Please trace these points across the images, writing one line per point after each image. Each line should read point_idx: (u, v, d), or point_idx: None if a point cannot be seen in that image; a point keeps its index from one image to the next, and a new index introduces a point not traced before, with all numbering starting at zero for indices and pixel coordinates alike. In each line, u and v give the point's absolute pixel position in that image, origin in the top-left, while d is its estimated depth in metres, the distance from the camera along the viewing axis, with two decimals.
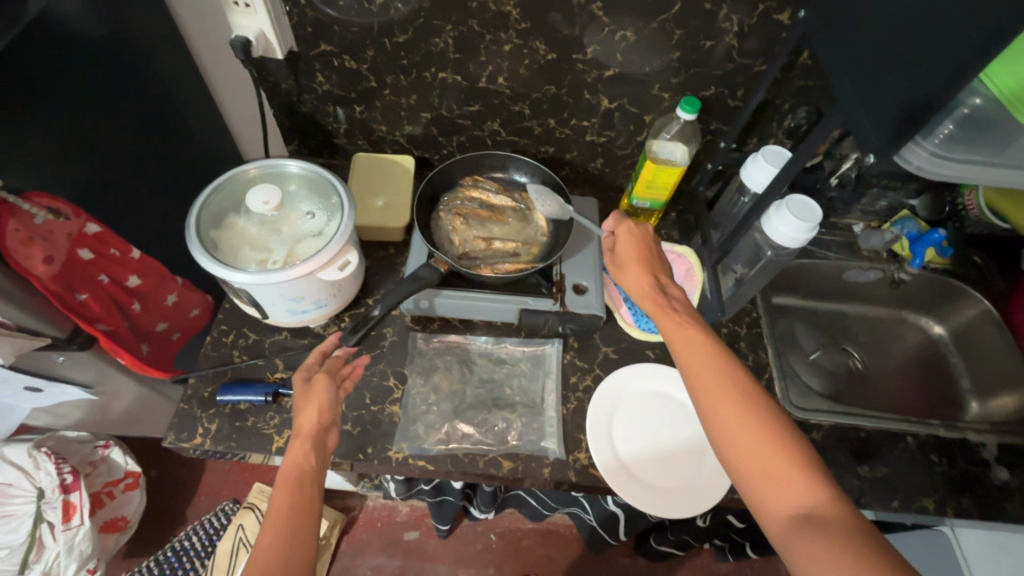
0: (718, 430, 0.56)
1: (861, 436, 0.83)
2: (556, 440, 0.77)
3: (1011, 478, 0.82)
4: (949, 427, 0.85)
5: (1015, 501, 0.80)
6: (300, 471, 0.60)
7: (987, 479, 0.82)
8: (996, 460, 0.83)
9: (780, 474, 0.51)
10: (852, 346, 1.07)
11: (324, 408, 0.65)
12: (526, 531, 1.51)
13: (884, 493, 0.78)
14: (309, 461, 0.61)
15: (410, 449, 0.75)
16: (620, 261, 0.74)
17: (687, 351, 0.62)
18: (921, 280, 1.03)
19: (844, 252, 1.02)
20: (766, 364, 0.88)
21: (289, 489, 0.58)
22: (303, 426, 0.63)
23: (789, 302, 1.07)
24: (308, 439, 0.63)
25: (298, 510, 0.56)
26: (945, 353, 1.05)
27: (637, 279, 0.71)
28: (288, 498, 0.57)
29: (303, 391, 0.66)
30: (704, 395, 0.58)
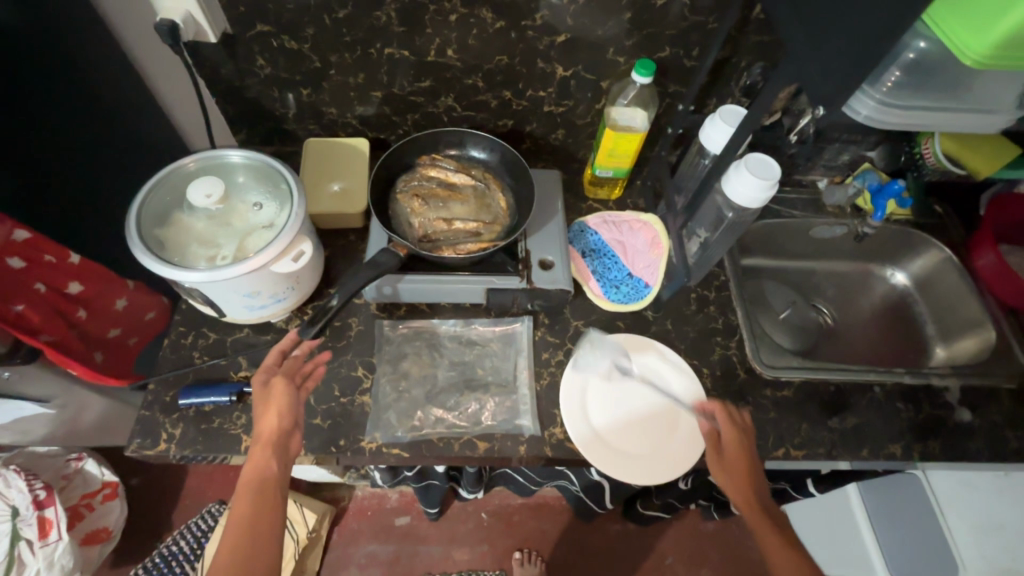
0: None
1: (830, 390, 0.84)
2: (531, 416, 0.77)
3: (974, 418, 0.85)
4: (914, 374, 0.86)
5: (977, 439, 0.83)
6: (262, 478, 0.59)
7: (951, 420, 0.84)
8: (959, 402, 0.86)
9: None
10: (822, 302, 1.09)
11: (284, 413, 0.64)
12: (516, 507, 1.53)
13: (854, 443, 0.80)
14: (270, 471, 0.60)
15: (383, 437, 0.74)
16: (724, 465, 0.72)
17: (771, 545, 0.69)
18: (885, 231, 1.04)
19: (809, 209, 1.02)
20: (736, 326, 0.88)
21: (251, 499, 0.58)
22: (262, 433, 0.62)
23: (757, 263, 1.08)
24: (269, 445, 0.61)
25: (259, 520, 0.57)
26: (909, 301, 1.07)
27: (736, 492, 0.71)
28: (249, 507, 0.57)
29: (263, 394, 0.65)
30: None
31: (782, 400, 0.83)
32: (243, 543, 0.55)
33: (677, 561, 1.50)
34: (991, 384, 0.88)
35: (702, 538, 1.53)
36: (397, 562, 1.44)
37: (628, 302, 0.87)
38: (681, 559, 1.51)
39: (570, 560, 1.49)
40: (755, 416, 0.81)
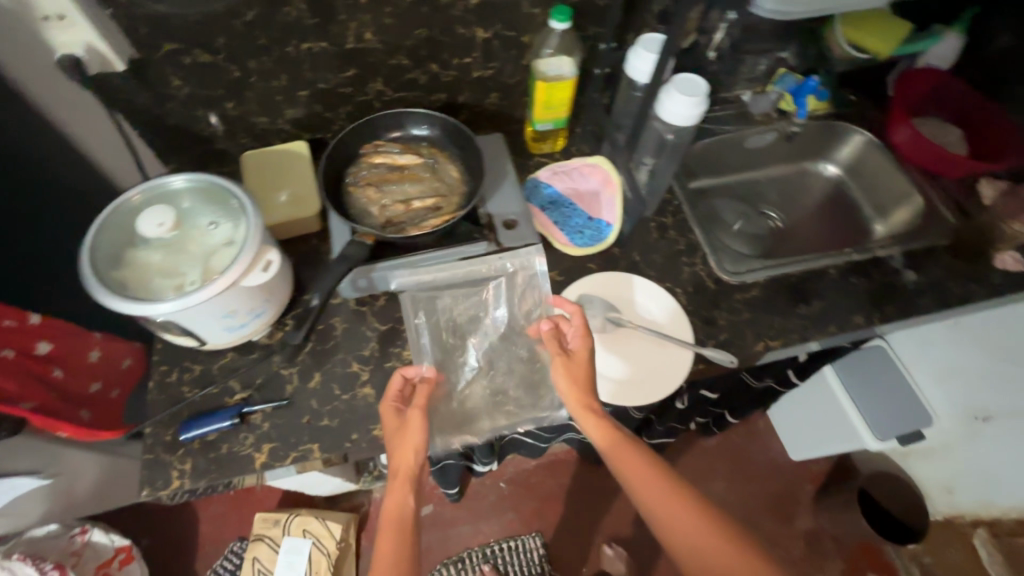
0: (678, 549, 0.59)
1: (792, 281, 0.91)
2: (535, 257, 0.83)
3: (917, 276, 0.93)
4: (861, 250, 0.94)
5: (925, 293, 0.91)
6: (401, 511, 0.65)
7: (901, 284, 0.92)
8: (904, 266, 0.94)
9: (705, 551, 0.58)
10: (769, 208, 1.16)
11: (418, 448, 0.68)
12: (531, 469, 1.58)
13: (822, 323, 0.87)
14: (408, 509, 0.65)
15: (527, 421, 0.81)
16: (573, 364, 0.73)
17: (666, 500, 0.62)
18: (811, 128, 1.10)
19: (739, 122, 1.08)
20: (697, 243, 0.93)
21: (392, 528, 0.63)
22: (400, 468, 0.67)
23: (703, 185, 1.13)
24: (407, 481, 0.67)
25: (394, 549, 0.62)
26: (845, 189, 1.15)
27: (577, 402, 0.71)
28: (391, 532, 0.63)
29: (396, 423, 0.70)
30: (647, 497, 0.63)
31: (752, 300, 0.88)
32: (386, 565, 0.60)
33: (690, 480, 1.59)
34: (928, 244, 0.96)
35: (708, 453, 1.63)
36: (431, 550, 1.48)
37: (593, 245, 0.91)
38: (693, 477, 1.60)
39: (592, 505, 1.55)
40: (730, 320, 0.86)
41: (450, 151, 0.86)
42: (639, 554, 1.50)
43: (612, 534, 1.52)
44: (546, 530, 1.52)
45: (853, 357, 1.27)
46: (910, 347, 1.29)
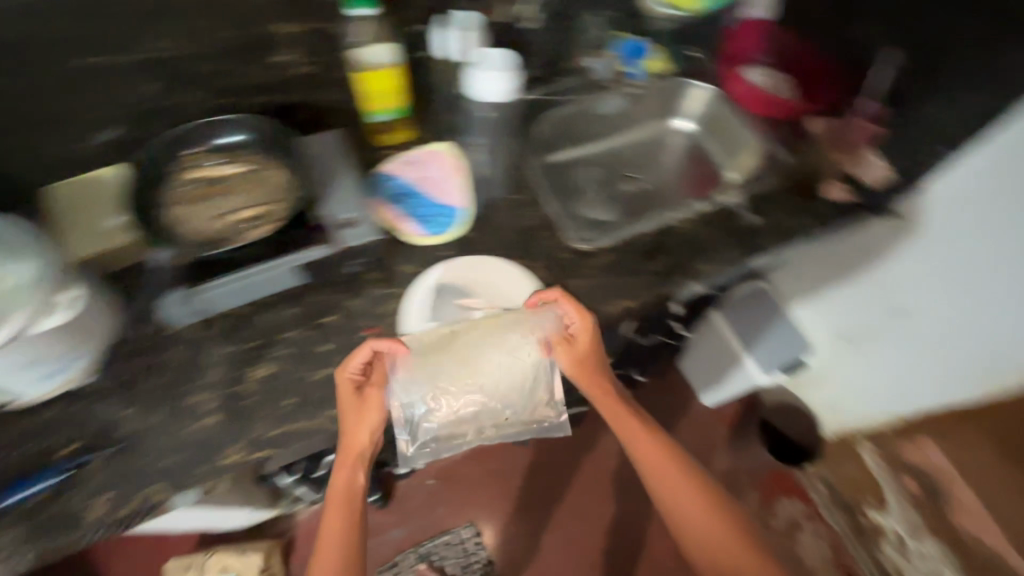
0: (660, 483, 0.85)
1: (643, 240, 0.93)
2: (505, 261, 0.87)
3: (759, 220, 0.97)
4: (705, 201, 0.97)
5: (765, 236, 0.95)
6: (350, 486, 0.80)
7: (744, 228, 0.96)
8: (747, 211, 0.98)
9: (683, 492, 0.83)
10: (632, 170, 1.18)
11: (371, 431, 0.78)
12: (459, 461, 1.58)
13: (673, 276, 0.90)
14: (355, 485, 0.80)
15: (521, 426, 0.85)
16: (575, 351, 0.83)
17: (648, 460, 0.85)
18: (653, 88, 1.14)
19: (584, 90, 1.10)
20: (549, 215, 0.94)
21: (340, 507, 0.79)
22: (352, 452, 0.79)
23: (563, 155, 1.12)
24: (354, 461, 0.80)
25: (350, 522, 0.79)
26: (700, 143, 1.19)
27: (582, 377, 0.86)
28: (342, 516, 0.79)
29: (351, 407, 0.75)
30: (640, 452, 0.86)
31: (606, 265, 0.90)
32: (341, 537, 0.78)
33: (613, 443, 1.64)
34: (767, 186, 1.00)
35: None
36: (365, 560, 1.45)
37: (448, 231, 0.89)
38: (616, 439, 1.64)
39: (523, 484, 1.57)
40: (585, 288, 0.88)
41: (274, 155, 0.82)
42: (572, 523, 1.54)
43: (544, 508, 1.55)
44: (480, 518, 1.53)
45: (733, 300, 1.34)
46: (789, 284, 1.39)
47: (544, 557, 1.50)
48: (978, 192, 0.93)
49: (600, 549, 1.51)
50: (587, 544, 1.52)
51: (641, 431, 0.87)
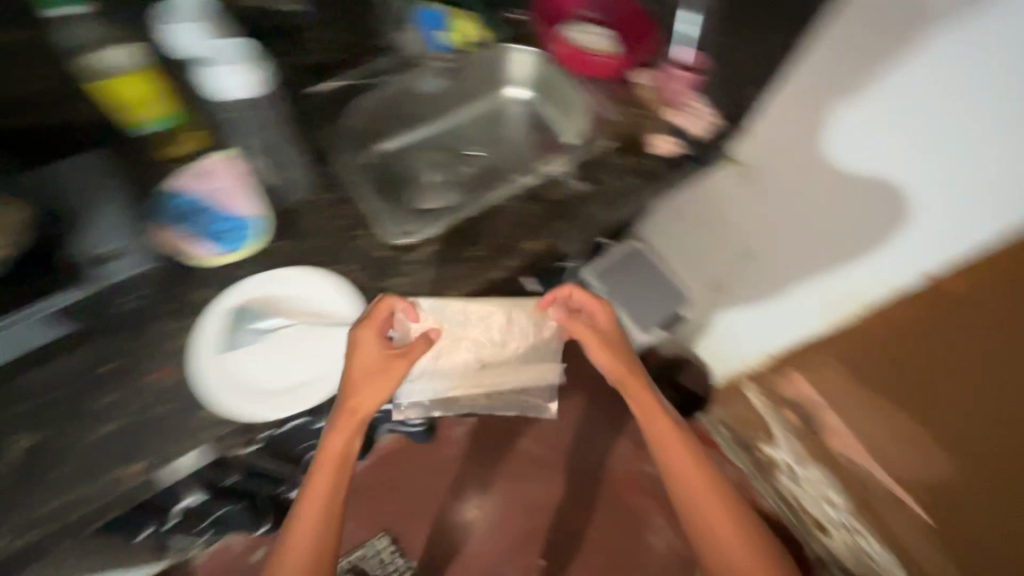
0: (674, 469, 0.83)
1: (467, 224, 0.87)
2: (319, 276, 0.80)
3: (588, 186, 0.93)
4: (531, 173, 0.92)
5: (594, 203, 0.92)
6: (342, 457, 0.76)
7: (571, 197, 0.92)
8: (575, 178, 0.93)
9: (696, 487, 0.82)
10: (472, 148, 1.12)
11: (385, 383, 0.76)
12: (365, 470, 1.52)
13: (499, 259, 0.85)
14: (350, 449, 0.77)
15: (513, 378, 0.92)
16: (603, 337, 0.88)
17: (669, 450, 0.84)
18: (474, 59, 1.07)
19: (399, 69, 1.03)
20: (364, 211, 0.87)
21: (331, 472, 0.75)
22: (357, 407, 0.75)
23: (391, 144, 1.05)
24: (350, 428, 0.76)
25: (333, 499, 0.74)
26: (539, 109, 1.13)
27: (607, 359, 0.88)
28: (328, 483, 0.75)
29: (358, 372, 0.74)
30: (654, 433, 0.85)
31: (426, 257, 0.84)
32: (319, 507, 0.73)
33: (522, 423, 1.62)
34: (594, 150, 0.96)
35: None
36: None
37: (247, 244, 0.80)
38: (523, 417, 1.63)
39: (435, 481, 1.53)
40: (405, 287, 0.81)
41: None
42: (489, 511, 1.52)
43: (459, 502, 1.52)
44: (396, 524, 1.48)
45: (607, 266, 1.32)
46: (663, 239, 1.39)
47: (465, 551, 1.47)
48: (790, 126, 0.93)
49: (519, 532, 1.50)
50: (505, 529, 1.50)
51: (666, 420, 0.86)
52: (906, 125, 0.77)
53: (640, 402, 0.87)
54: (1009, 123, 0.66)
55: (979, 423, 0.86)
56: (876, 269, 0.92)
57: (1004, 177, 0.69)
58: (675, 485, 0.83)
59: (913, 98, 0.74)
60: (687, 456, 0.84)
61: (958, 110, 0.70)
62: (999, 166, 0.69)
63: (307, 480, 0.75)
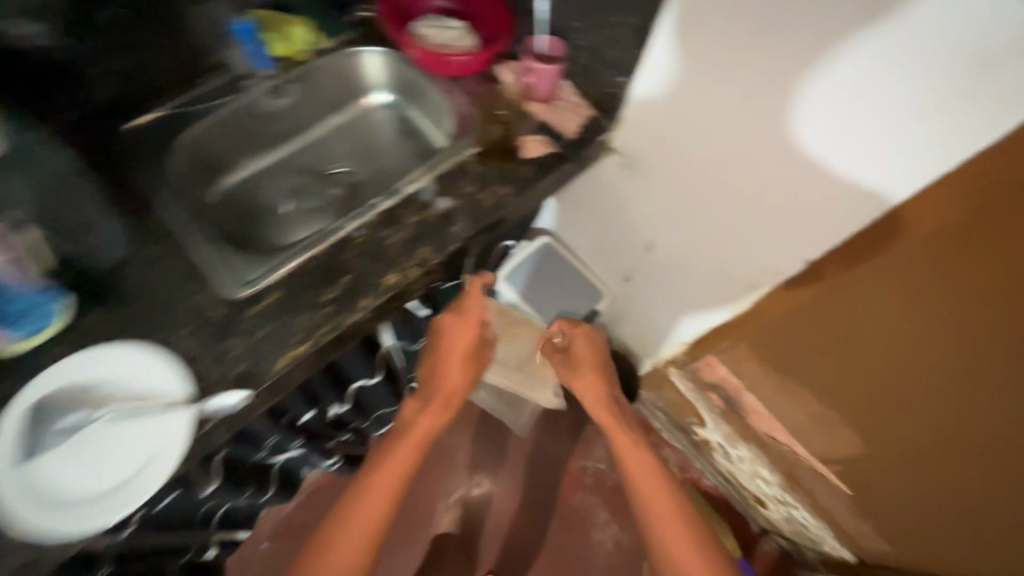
0: (640, 484, 0.92)
1: (317, 264, 0.78)
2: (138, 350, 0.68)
3: (452, 202, 0.84)
4: (387, 194, 0.83)
5: (458, 220, 0.83)
6: (420, 436, 0.90)
7: (433, 218, 0.83)
8: (436, 195, 0.85)
9: (658, 504, 0.89)
10: (337, 165, 1.01)
11: (459, 379, 0.96)
12: (292, 512, 1.43)
13: (354, 299, 0.76)
14: (429, 429, 0.92)
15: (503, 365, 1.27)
16: (575, 365, 1.09)
17: (634, 467, 0.95)
18: (321, 68, 0.95)
19: (231, 89, 0.91)
20: (196, 263, 0.77)
21: (406, 453, 0.88)
22: (449, 393, 0.95)
23: (243, 173, 0.96)
24: (438, 409, 0.94)
25: (396, 488, 0.86)
26: (405, 113, 1.03)
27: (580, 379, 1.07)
28: (406, 456, 0.88)
29: (443, 357, 0.96)
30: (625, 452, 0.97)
31: (269, 309, 0.74)
32: (379, 496, 0.84)
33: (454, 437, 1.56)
34: (456, 159, 0.87)
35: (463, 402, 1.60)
36: None
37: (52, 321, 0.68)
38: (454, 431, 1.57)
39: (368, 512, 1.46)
40: (240, 348, 0.72)
41: None
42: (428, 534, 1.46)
43: (396, 529, 1.45)
44: None
45: (517, 264, 1.33)
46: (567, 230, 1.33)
47: None
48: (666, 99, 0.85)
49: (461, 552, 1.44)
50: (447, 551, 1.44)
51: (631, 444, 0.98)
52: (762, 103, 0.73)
53: (610, 415, 1.02)
54: (866, 93, 0.63)
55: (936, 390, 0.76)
56: (756, 252, 0.90)
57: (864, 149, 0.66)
58: (639, 507, 0.90)
59: (768, 74, 0.69)
60: (651, 477, 0.93)
61: (815, 82, 0.66)
62: (859, 137, 0.66)
63: (386, 456, 0.87)
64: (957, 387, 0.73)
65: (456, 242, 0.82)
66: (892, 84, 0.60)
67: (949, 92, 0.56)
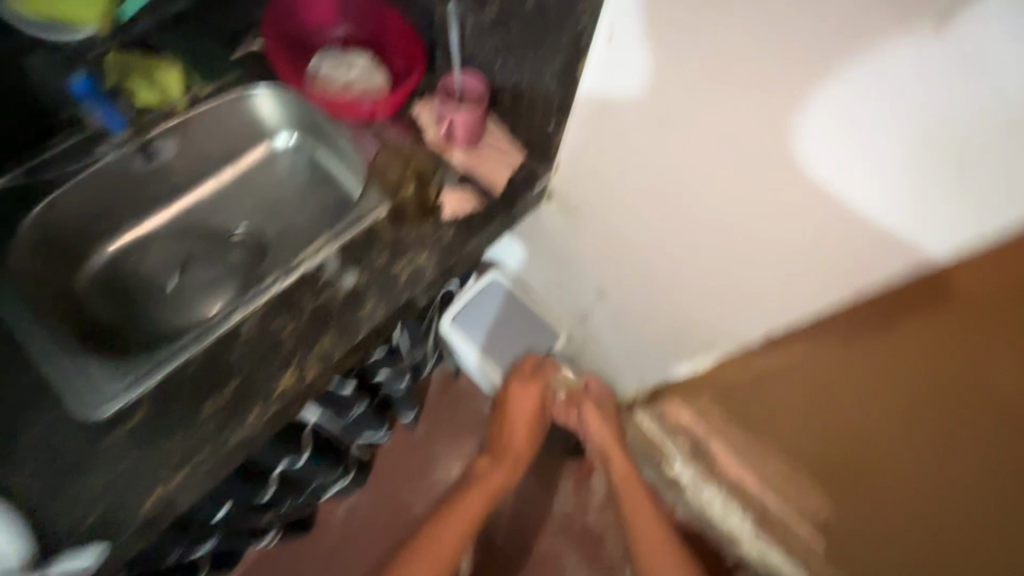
0: (644, 545, 1.09)
1: (193, 370, 0.65)
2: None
3: (359, 278, 0.72)
4: (281, 273, 0.70)
5: (367, 299, 0.71)
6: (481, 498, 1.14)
7: (336, 300, 0.71)
8: (341, 270, 0.72)
9: (660, 557, 1.06)
10: (234, 223, 0.87)
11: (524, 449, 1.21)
12: None
13: (239, 410, 0.64)
14: (476, 506, 1.12)
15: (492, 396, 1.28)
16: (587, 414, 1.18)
17: (645, 530, 1.10)
18: (203, 116, 0.81)
19: (88, 150, 0.76)
20: (44, 377, 0.64)
21: (456, 520, 1.10)
22: (509, 471, 1.21)
23: (120, 243, 0.82)
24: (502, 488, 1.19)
25: (440, 557, 1.05)
26: (312, 156, 0.89)
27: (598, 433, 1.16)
28: (459, 532, 1.09)
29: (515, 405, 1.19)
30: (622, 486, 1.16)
31: (133, 431, 0.62)
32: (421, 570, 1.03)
33: (411, 487, 1.45)
34: (364, 225, 0.74)
35: (418, 447, 1.48)
36: None
37: None
38: (410, 480, 1.45)
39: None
40: (95, 487, 0.59)
41: None
42: None
43: None
44: None
45: (465, 306, 1.24)
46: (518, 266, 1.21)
47: None
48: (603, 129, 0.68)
49: None
50: None
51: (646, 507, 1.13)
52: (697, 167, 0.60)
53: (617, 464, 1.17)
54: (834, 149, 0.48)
55: (890, 494, 0.64)
56: (711, 314, 0.78)
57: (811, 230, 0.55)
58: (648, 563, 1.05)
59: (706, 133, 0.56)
60: (649, 521, 1.11)
61: (750, 153, 0.54)
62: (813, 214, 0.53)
63: (428, 546, 1.05)
64: (922, 505, 0.59)
65: (366, 327, 0.70)
66: (842, 165, 0.48)
67: (912, 180, 0.44)
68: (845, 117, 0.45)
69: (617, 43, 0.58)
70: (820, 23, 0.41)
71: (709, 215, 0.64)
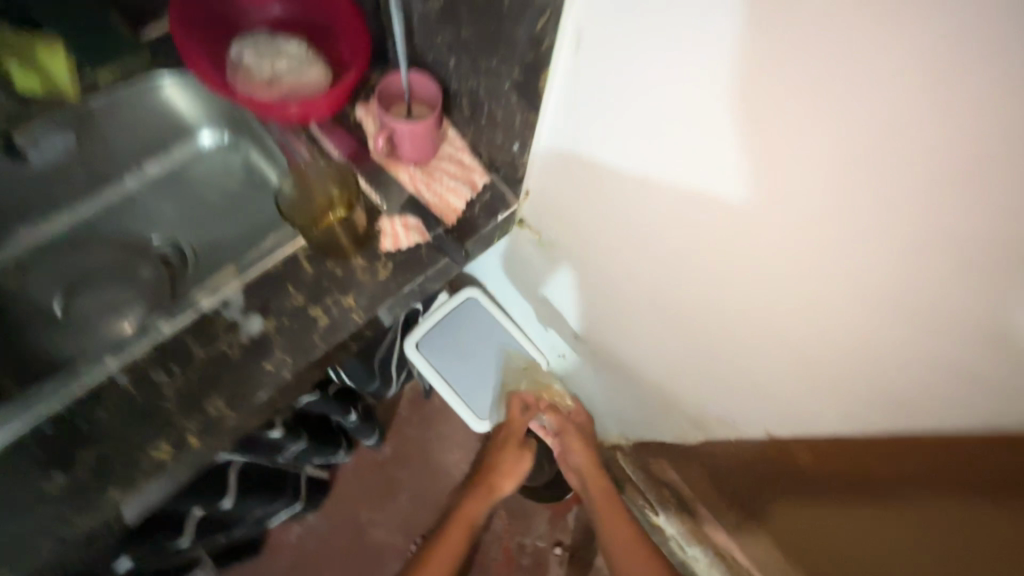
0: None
1: (50, 431, 0.53)
2: None
3: (265, 323, 0.58)
4: (173, 311, 0.58)
5: (273, 352, 0.57)
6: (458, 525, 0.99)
7: (234, 349, 0.57)
8: (245, 311, 0.59)
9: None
10: (154, 231, 0.75)
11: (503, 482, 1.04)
12: None
13: (96, 488, 0.51)
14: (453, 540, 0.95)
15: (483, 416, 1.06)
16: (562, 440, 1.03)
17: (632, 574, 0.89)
18: (110, 104, 0.69)
19: None
20: None
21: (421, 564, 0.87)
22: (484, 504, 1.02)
23: (14, 250, 0.70)
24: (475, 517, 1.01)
25: None
26: (247, 155, 0.77)
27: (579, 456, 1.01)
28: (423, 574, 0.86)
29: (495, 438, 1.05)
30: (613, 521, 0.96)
31: None
32: None
33: (372, 510, 1.34)
34: (280, 256, 0.61)
35: (384, 466, 1.38)
36: None
37: None
38: (372, 502, 1.35)
39: None
40: None
41: None
42: None
43: None
44: None
45: (431, 329, 1.04)
46: (495, 286, 1.07)
47: None
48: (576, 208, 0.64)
49: None
50: None
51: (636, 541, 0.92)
52: (675, 228, 0.51)
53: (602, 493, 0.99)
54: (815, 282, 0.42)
55: None
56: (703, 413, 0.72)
57: (806, 314, 0.46)
58: None
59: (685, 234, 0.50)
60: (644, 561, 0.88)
61: (728, 253, 0.47)
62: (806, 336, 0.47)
63: None
64: None
65: (270, 389, 0.56)
66: (833, 272, 0.40)
67: (917, 299, 0.37)
68: (848, 206, 0.36)
69: (583, 75, 0.47)
70: (786, 123, 0.35)
71: (696, 318, 0.58)
